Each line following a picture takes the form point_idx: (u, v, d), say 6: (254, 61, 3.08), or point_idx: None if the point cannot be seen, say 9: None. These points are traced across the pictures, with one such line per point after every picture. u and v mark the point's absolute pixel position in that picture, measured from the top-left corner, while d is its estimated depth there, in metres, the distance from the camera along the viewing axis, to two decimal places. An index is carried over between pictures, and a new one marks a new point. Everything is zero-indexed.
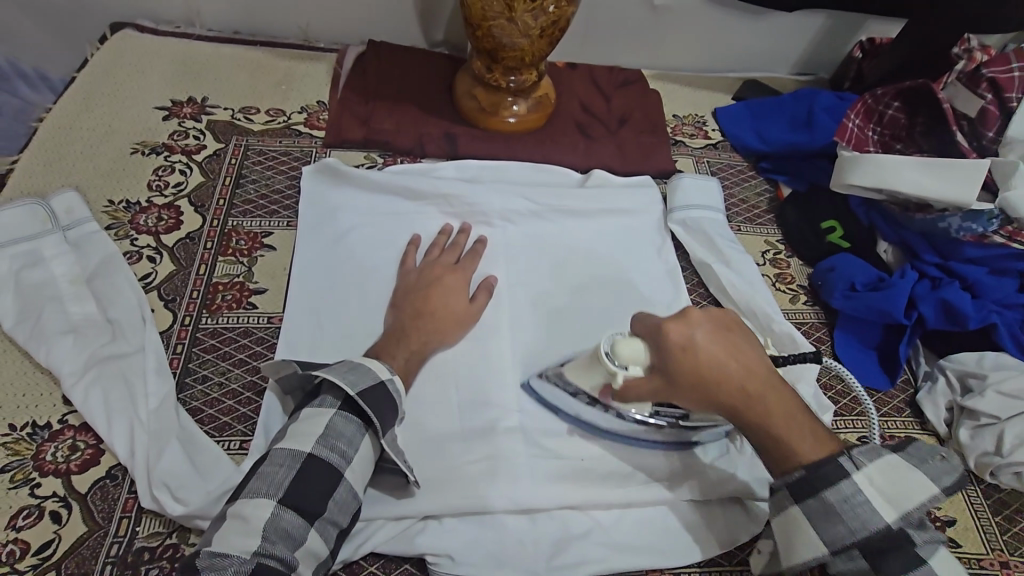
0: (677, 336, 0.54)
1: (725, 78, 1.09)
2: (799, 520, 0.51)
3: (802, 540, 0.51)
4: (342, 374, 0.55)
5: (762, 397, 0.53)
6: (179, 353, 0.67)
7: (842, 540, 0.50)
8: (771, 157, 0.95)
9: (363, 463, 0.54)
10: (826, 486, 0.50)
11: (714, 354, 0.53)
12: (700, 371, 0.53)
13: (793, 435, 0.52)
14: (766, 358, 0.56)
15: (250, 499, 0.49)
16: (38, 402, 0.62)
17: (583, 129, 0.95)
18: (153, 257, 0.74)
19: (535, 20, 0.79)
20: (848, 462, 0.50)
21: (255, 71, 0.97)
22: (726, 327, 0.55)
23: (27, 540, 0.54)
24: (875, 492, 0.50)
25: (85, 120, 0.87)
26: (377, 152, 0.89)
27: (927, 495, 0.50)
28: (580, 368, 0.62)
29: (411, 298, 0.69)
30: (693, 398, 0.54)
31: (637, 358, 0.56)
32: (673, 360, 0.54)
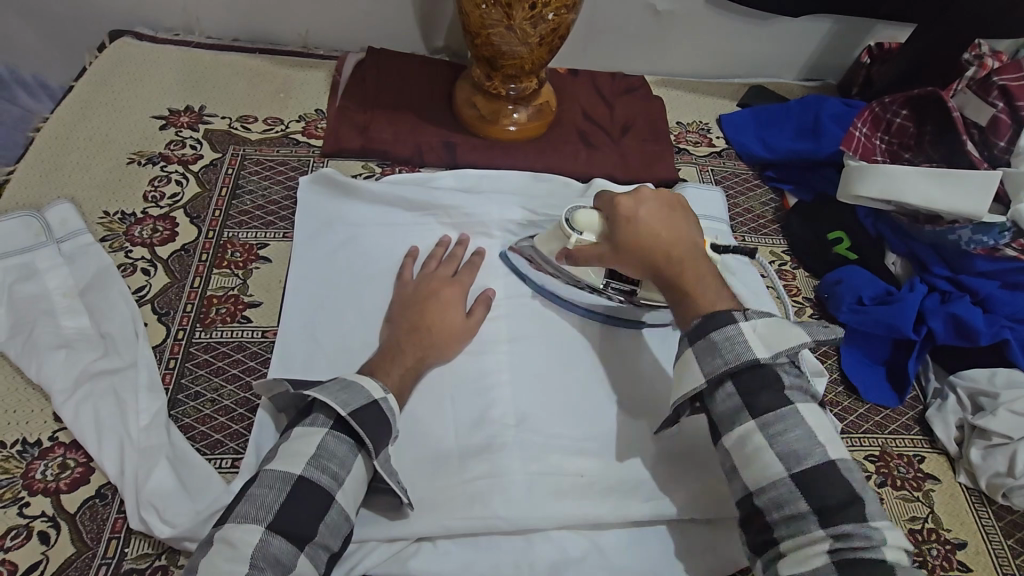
0: (625, 207, 0.64)
1: (730, 84, 1.08)
2: (688, 361, 0.56)
3: (687, 370, 0.56)
4: (333, 393, 0.54)
5: (684, 269, 0.60)
6: (172, 368, 0.66)
7: (718, 374, 0.54)
8: (777, 166, 0.94)
9: (355, 484, 0.53)
10: (715, 328, 0.55)
11: (651, 223, 0.62)
12: (636, 232, 0.62)
13: (700, 291, 0.59)
14: (698, 236, 0.64)
15: (237, 525, 0.48)
16: (28, 419, 0.61)
17: (584, 137, 0.94)
18: (148, 270, 0.73)
19: (535, 28, 0.77)
20: (740, 315, 0.55)
21: (255, 79, 0.97)
22: (673, 208, 0.64)
23: (14, 561, 0.54)
24: (756, 337, 0.54)
25: (82, 129, 0.86)
26: (375, 161, 0.88)
27: (799, 343, 0.54)
28: (546, 240, 0.72)
29: (407, 312, 0.68)
30: (627, 261, 0.63)
31: (592, 227, 0.66)
32: (618, 227, 0.64)
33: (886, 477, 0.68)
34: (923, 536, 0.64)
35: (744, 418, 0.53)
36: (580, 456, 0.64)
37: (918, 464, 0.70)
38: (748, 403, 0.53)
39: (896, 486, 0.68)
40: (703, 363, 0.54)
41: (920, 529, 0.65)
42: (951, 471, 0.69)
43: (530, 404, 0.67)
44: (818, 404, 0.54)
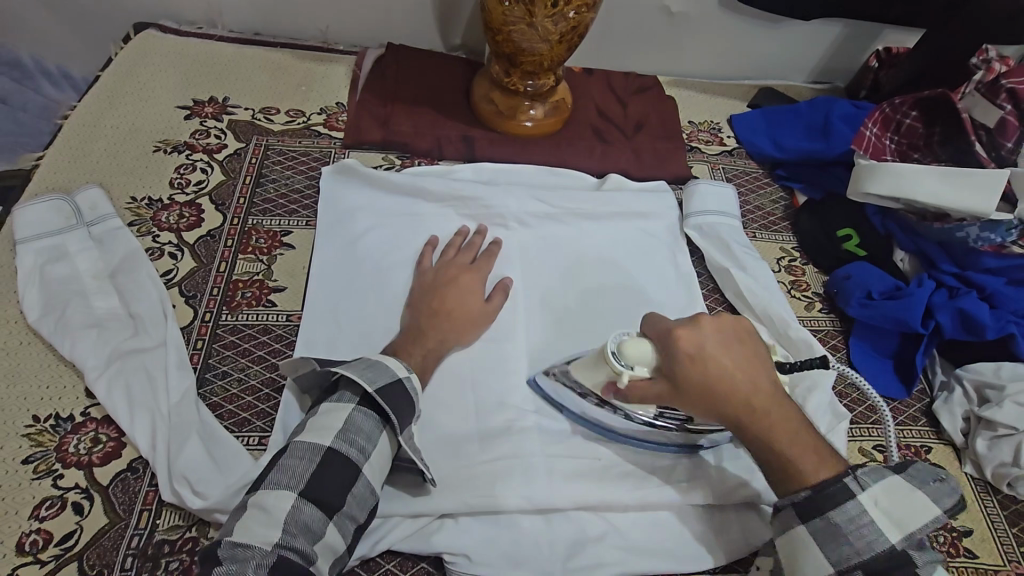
0: (687, 342, 0.55)
1: (740, 85, 1.10)
2: (803, 537, 0.52)
3: (801, 552, 0.52)
4: (360, 371, 0.55)
5: (767, 416, 0.54)
6: (200, 348, 0.68)
7: (846, 562, 0.50)
8: (787, 165, 0.96)
9: (381, 460, 0.54)
10: (834, 506, 0.51)
11: (721, 360, 0.54)
12: (707, 376, 0.54)
13: (794, 447, 0.53)
14: (769, 370, 0.57)
15: (271, 490, 0.49)
16: (61, 394, 0.63)
17: (599, 134, 0.96)
18: (175, 254, 0.75)
19: (555, 26, 0.78)
20: (854, 483, 0.51)
21: (276, 72, 0.99)
22: (740, 338, 0.57)
23: (49, 531, 0.55)
24: (880, 512, 0.51)
25: (109, 117, 0.88)
26: (395, 154, 0.90)
27: (928, 518, 0.51)
28: (586, 364, 0.63)
29: (428, 297, 0.69)
30: (698, 407, 0.55)
31: (643, 361, 0.57)
32: (681, 368, 0.55)
33: None
34: None
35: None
36: (596, 440, 0.65)
37: (925, 454, 0.71)
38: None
39: None
40: (825, 546, 0.51)
41: None
42: (957, 462, 0.71)
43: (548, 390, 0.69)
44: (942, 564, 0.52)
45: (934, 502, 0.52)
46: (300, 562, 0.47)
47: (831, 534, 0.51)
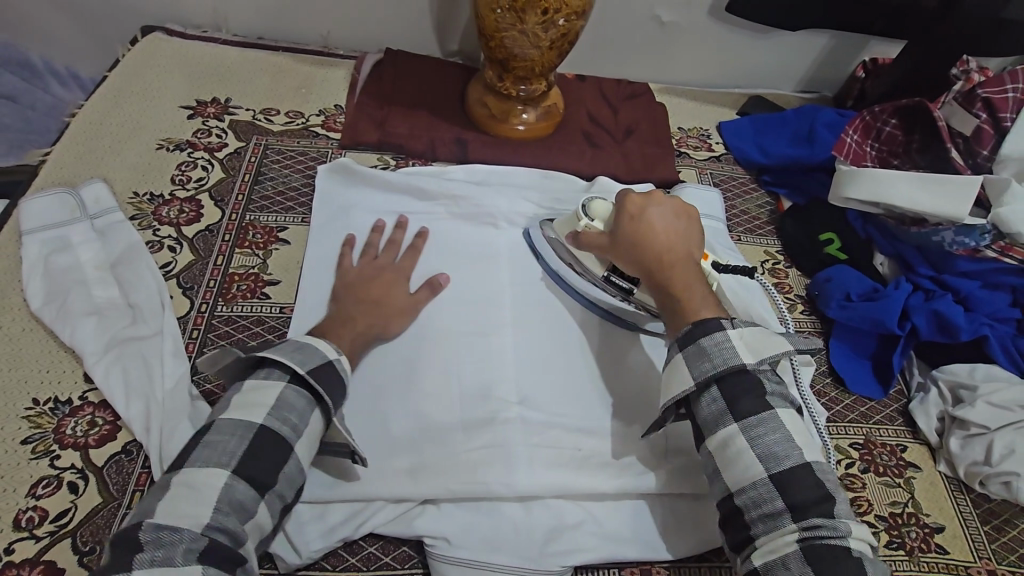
0: (633, 205, 0.71)
1: (730, 93, 1.13)
2: (678, 361, 0.59)
3: (676, 374, 0.59)
4: (290, 353, 0.57)
5: (672, 267, 0.66)
6: (195, 338, 0.70)
7: (706, 378, 0.57)
8: (772, 170, 0.98)
9: (313, 438, 0.56)
10: (705, 335, 0.59)
11: (654, 219, 0.69)
12: (637, 226, 0.69)
13: (684, 292, 0.64)
14: (699, 245, 0.70)
15: (200, 468, 0.50)
16: (61, 379, 0.65)
17: (590, 138, 0.98)
18: (174, 247, 0.78)
19: (546, 32, 0.81)
20: (727, 321, 0.60)
21: (277, 75, 1.02)
22: (683, 215, 0.71)
23: (45, 508, 0.57)
24: (742, 343, 0.58)
25: (114, 116, 0.91)
26: (390, 154, 0.93)
27: (779, 349, 0.58)
28: (562, 224, 0.78)
29: (353, 292, 0.71)
30: (625, 251, 0.69)
31: (601, 216, 0.74)
32: (623, 219, 0.70)
33: (869, 464, 0.71)
34: (902, 520, 0.67)
35: (727, 421, 0.56)
36: (577, 432, 0.67)
37: (900, 453, 0.73)
38: (732, 406, 0.56)
39: (878, 472, 0.71)
40: (692, 366, 0.58)
41: (899, 512, 0.68)
42: (932, 461, 0.73)
43: (531, 382, 0.71)
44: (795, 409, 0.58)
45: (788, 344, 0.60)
46: (229, 543, 0.48)
47: (699, 354, 0.58)
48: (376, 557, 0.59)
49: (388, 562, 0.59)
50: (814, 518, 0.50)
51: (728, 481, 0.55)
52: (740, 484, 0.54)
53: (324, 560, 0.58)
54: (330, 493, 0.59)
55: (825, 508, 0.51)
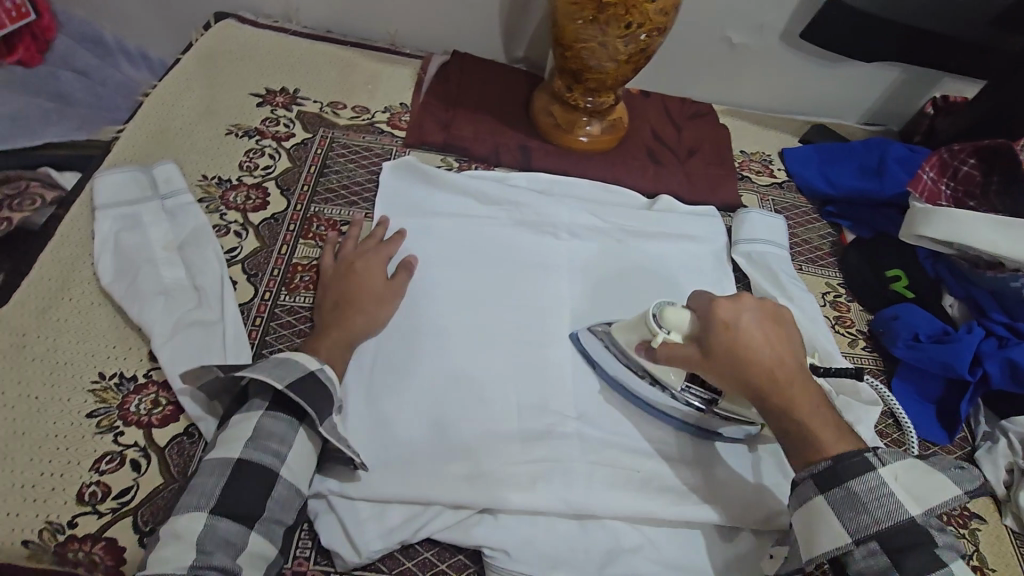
0: (724, 312, 0.59)
1: (793, 120, 1.11)
2: (823, 509, 0.52)
3: (822, 526, 0.52)
4: (269, 370, 0.57)
5: (789, 392, 0.56)
6: (258, 324, 0.71)
7: (862, 533, 0.51)
8: (837, 202, 0.97)
9: (299, 459, 0.57)
10: (854, 476, 0.52)
11: (752, 333, 0.58)
12: (738, 345, 0.57)
13: (811, 419, 0.55)
14: (799, 351, 0.60)
15: (183, 515, 0.52)
16: (126, 355, 0.66)
17: (652, 155, 0.97)
18: (240, 233, 0.78)
19: (625, 46, 0.80)
20: (875, 459, 0.53)
21: (345, 69, 1.02)
22: (774, 318, 0.60)
23: (108, 484, 0.58)
24: (902, 489, 0.52)
25: (186, 98, 0.92)
26: (453, 156, 0.93)
27: (948, 497, 0.52)
28: (622, 327, 0.69)
29: (333, 287, 0.71)
30: (722, 374, 0.58)
31: (679, 326, 0.61)
32: (714, 332, 0.59)
33: None
34: None
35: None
36: (636, 452, 0.66)
37: (965, 502, 0.71)
38: (897, 561, 0.50)
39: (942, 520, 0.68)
40: (842, 514, 0.51)
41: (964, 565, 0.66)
42: (997, 514, 0.70)
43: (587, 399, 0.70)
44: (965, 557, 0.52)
45: (956, 485, 0.53)
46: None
47: (849, 502, 0.51)
48: (431, 562, 0.59)
49: (444, 569, 0.59)
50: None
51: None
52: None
53: (380, 561, 0.58)
54: (390, 493, 0.59)
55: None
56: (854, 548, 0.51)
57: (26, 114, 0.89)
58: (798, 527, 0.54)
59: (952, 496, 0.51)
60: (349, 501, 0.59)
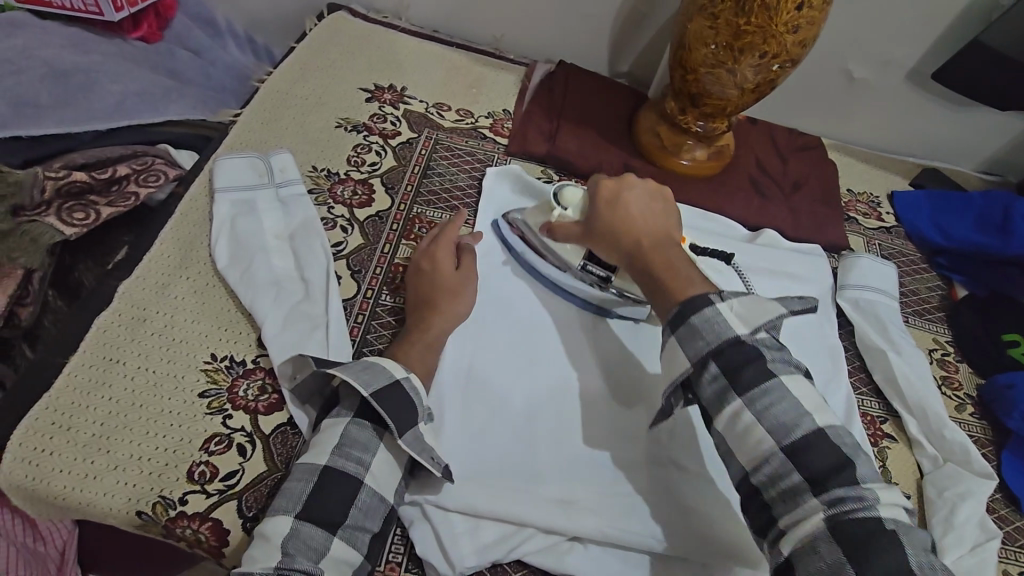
0: (608, 189, 0.70)
1: (903, 162, 1.06)
2: (673, 344, 0.57)
3: (674, 360, 0.56)
4: (357, 374, 0.57)
5: (654, 251, 0.65)
6: (360, 322, 0.71)
7: (701, 356, 0.54)
8: (949, 254, 0.92)
9: (383, 468, 0.56)
10: (695, 311, 0.56)
11: (630, 204, 0.69)
12: (611, 217, 0.68)
13: (664, 271, 0.62)
14: (672, 220, 0.70)
15: (273, 517, 0.52)
16: (237, 339, 0.67)
17: (757, 186, 0.94)
18: (346, 229, 0.79)
19: (754, 75, 0.78)
20: (717, 296, 0.56)
21: (451, 71, 1.02)
22: (657, 195, 0.71)
23: (215, 465, 0.59)
24: (734, 315, 0.55)
25: (300, 88, 0.94)
26: (554, 169, 0.92)
27: (774, 315, 0.55)
28: (533, 213, 0.77)
29: (420, 280, 0.71)
30: (601, 242, 0.69)
31: (573, 203, 0.74)
32: (599, 211, 0.70)
33: None
34: None
35: (731, 397, 0.52)
36: None
37: None
38: (733, 380, 0.52)
39: None
40: (686, 346, 0.55)
41: None
42: None
43: (680, 440, 0.66)
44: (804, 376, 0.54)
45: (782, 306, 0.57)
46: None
47: (690, 334, 0.55)
48: None
49: None
50: (836, 490, 0.46)
51: (741, 459, 0.51)
52: (754, 461, 0.50)
53: None
54: (485, 509, 0.58)
55: (846, 476, 0.47)
56: (699, 375, 0.54)
57: (152, 92, 0.90)
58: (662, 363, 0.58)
59: (775, 310, 0.55)
60: (443, 512, 0.58)
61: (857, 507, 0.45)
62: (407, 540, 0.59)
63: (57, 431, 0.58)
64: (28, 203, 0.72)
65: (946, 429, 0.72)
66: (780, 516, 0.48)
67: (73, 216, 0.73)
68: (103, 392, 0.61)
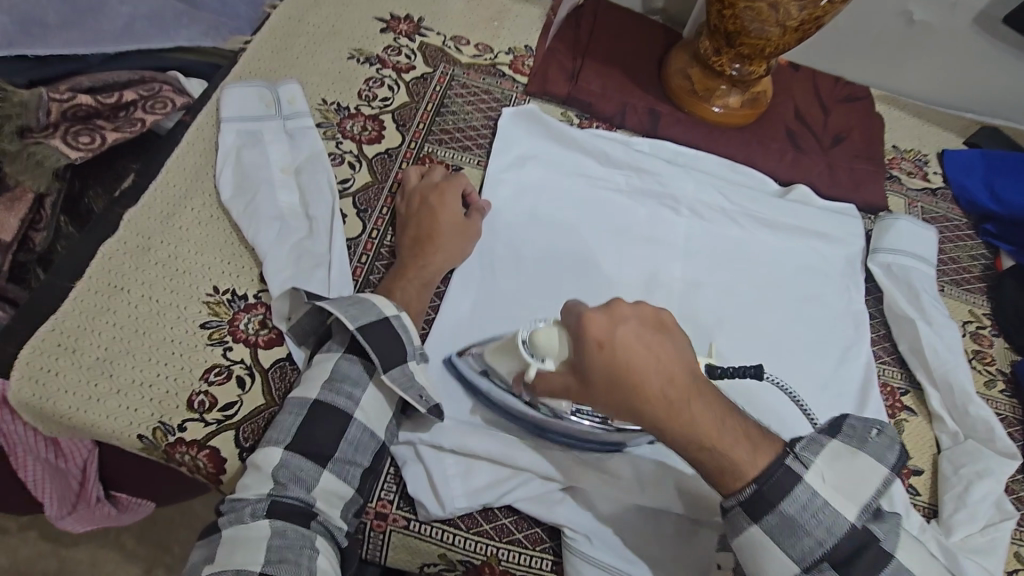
0: (597, 330, 0.46)
1: (958, 118, 0.97)
2: (760, 539, 0.47)
3: (764, 560, 0.47)
4: (344, 309, 0.57)
5: (692, 411, 0.46)
6: (363, 262, 0.70)
7: (807, 558, 0.47)
8: (999, 220, 0.85)
9: (372, 403, 0.57)
10: (782, 497, 0.47)
11: (636, 353, 0.45)
12: (615, 367, 0.45)
13: (715, 435, 0.46)
14: (691, 360, 0.48)
15: (264, 448, 0.53)
16: (239, 273, 0.67)
17: (792, 138, 0.87)
18: (354, 165, 0.76)
19: (800, 12, 0.70)
20: (796, 463, 0.47)
21: (473, 2, 0.96)
22: (657, 329, 0.47)
23: (215, 396, 0.59)
24: (829, 488, 0.47)
25: (313, 15, 0.89)
26: (575, 112, 0.87)
27: (878, 480, 0.48)
28: (497, 353, 0.58)
29: (416, 217, 0.70)
30: (608, 403, 0.47)
31: (551, 350, 0.51)
32: (590, 358, 0.46)
33: None
34: None
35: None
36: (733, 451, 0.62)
37: None
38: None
39: None
40: (783, 543, 0.47)
41: None
42: None
43: None
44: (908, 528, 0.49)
45: (881, 462, 0.48)
46: (298, 504, 0.52)
47: (788, 530, 0.47)
48: (508, 529, 0.58)
49: (519, 538, 0.58)
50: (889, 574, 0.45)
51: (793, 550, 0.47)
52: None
53: (459, 518, 0.57)
54: (479, 451, 0.58)
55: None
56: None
57: (162, 14, 0.86)
58: (741, 558, 0.49)
59: (877, 475, 0.47)
60: (437, 453, 0.58)
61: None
62: (400, 479, 0.59)
63: (63, 352, 0.59)
64: (35, 125, 0.73)
65: (969, 400, 0.68)
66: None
67: (79, 139, 0.73)
68: (107, 317, 0.62)
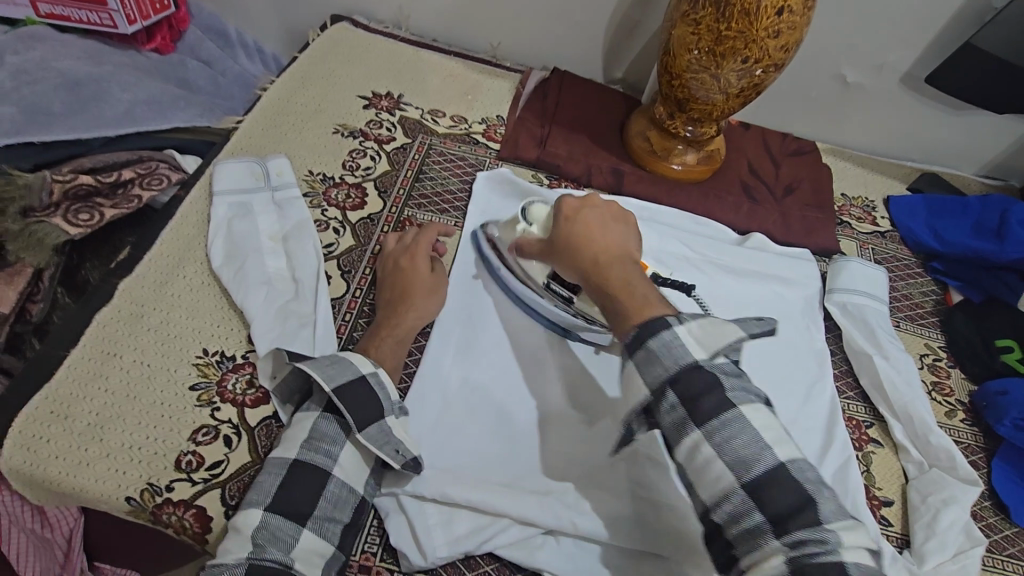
0: (568, 207, 0.65)
1: (901, 166, 1.05)
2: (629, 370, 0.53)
3: (629, 386, 0.53)
4: (322, 369, 0.60)
5: (607, 266, 0.59)
6: (347, 320, 0.74)
7: (659, 383, 0.51)
8: (945, 258, 0.91)
9: (351, 461, 0.59)
10: (651, 334, 0.52)
11: (590, 221, 0.63)
12: (573, 230, 0.63)
13: (622, 289, 0.57)
14: (629, 244, 0.62)
15: (245, 511, 0.54)
16: (229, 336, 0.70)
17: (747, 190, 0.94)
18: (338, 230, 0.82)
19: (739, 80, 0.79)
20: (673, 319, 0.53)
21: (449, 78, 1.05)
22: (620, 220, 0.65)
23: (202, 456, 0.61)
24: (692, 339, 0.51)
25: (301, 96, 0.97)
26: (544, 173, 0.94)
27: (736, 337, 0.52)
28: (507, 228, 0.77)
29: (393, 276, 0.74)
30: (566, 262, 0.64)
31: (538, 219, 0.73)
32: (559, 224, 0.65)
33: None
34: None
35: (687, 429, 0.49)
36: None
37: None
38: (691, 412, 0.49)
39: None
40: (643, 371, 0.52)
41: None
42: None
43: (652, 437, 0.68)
44: (765, 405, 0.50)
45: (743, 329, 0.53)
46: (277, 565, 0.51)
47: (649, 360, 0.51)
48: None
49: None
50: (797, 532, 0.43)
51: (702, 494, 0.48)
52: (714, 497, 0.47)
53: (442, 569, 0.59)
54: (460, 500, 0.59)
55: (806, 517, 0.44)
56: (656, 404, 0.51)
57: (160, 100, 0.94)
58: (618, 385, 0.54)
59: (734, 335, 0.52)
60: (420, 503, 0.60)
61: (819, 550, 0.42)
62: (383, 532, 0.61)
63: (55, 420, 0.61)
64: (38, 204, 0.77)
65: (926, 433, 0.72)
66: (740, 555, 0.46)
67: (79, 217, 0.78)
68: (99, 383, 0.64)
